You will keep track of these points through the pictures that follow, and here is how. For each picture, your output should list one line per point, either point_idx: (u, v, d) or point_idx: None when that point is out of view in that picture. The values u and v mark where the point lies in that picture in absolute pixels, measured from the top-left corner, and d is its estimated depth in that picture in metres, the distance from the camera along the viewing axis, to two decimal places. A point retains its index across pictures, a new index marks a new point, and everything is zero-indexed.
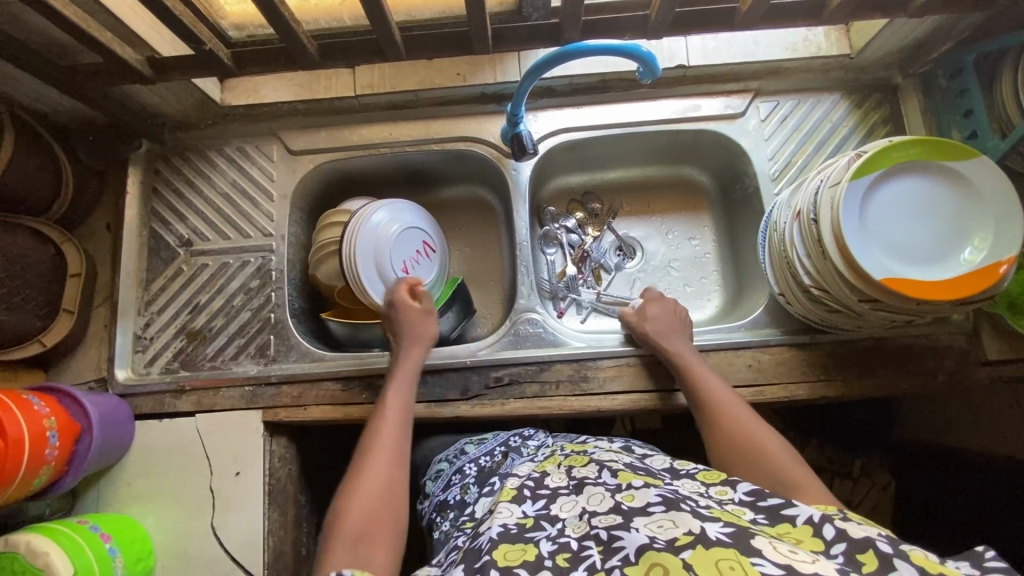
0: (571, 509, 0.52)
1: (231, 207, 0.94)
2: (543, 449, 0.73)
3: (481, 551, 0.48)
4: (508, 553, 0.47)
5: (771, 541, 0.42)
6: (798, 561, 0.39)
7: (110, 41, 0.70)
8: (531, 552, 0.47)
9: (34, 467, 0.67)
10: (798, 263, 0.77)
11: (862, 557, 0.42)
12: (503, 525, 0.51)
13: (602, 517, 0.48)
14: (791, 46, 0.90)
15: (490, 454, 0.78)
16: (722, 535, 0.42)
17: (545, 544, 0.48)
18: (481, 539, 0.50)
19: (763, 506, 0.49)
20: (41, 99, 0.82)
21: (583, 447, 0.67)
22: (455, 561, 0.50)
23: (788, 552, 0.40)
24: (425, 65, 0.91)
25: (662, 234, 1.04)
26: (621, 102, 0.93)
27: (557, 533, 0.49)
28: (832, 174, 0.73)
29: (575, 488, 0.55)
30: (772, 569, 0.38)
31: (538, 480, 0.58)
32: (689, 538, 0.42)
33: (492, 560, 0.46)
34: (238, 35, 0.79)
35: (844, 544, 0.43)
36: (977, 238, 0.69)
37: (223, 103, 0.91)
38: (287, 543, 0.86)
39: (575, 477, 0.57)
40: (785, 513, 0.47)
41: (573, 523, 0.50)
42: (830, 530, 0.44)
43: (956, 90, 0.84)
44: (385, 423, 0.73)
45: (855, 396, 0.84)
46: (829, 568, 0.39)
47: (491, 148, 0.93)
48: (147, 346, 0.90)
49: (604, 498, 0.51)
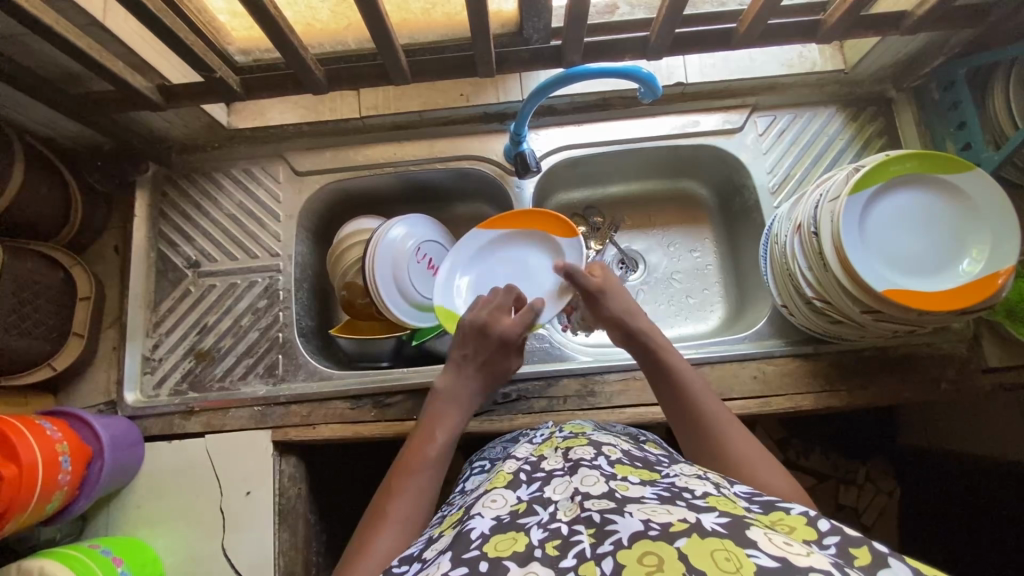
0: (564, 491, 0.51)
1: (239, 228, 0.95)
2: (540, 429, 0.74)
3: (471, 543, 0.46)
4: (499, 544, 0.46)
5: (767, 533, 0.42)
6: (794, 554, 0.38)
7: (123, 71, 0.72)
8: (522, 543, 0.45)
9: (47, 492, 0.68)
10: (799, 274, 0.78)
11: (856, 551, 0.41)
12: (495, 517, 0.50)
13: (594, 500, 0.48)
14: (786, 62, 0.92)
15: (492, 444, 0.79)
16: (717, 525, 0.42)
17: (536, 533, 0.46)
18: (471, 527, 0.49)
19: (758, 499, 0.50)
20: (50, 126, 0.83)
21: (580, 429, 0.69)
22: (440, 551, 0.48)
23: (782, 545, 0.40)
24: (428, 86, 0.93)
25: (664, 247, 1.06)
26: (621, 119, 0.95)
27: (550, 518, 0.48)
28: (831, 187, 0.74)
29: (570, 469, 0.55)
30: (767, 560, 0.38)
31: (535, 464, 0.59)
32: (684, 526, 0.42)
33: (482, 553, 0.45)
34: (244, 60, 0.81)
35: (838, 536, 0.43)
36: (975, 250, 0.71)
37: (230, 126, 0.92)
38: (298, 563, 0.85)
39: (570, 459, 0.57)
40: (779, 506, 0.48)
41: (565, 506, 0.49)
42: (826, 523, 0.44)
43: (948, 102, 0.86)
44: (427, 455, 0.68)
45: (860, 405, 0.85)
46: (822, 561, 0.38)
47: (495, 166, 0.95)
48: (155, 368, 0.90)
49: (597, 481, 0.51)
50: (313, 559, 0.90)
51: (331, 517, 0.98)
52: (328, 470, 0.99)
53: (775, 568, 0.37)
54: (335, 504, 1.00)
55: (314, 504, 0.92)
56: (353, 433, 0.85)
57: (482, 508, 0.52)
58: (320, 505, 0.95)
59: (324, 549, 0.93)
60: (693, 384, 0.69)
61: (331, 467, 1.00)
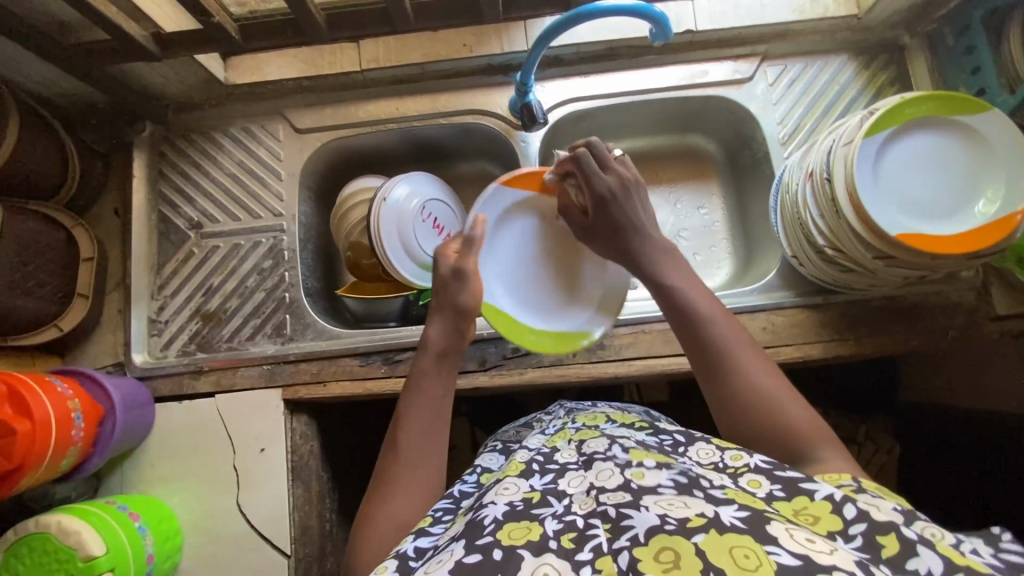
0: (578, 486, 0.51)
1: (240, 188, 0.93)
2: (554, 421, 0.72)
3: (484, 529, 0.46)
4: (512, 532, 0.46)
5: (788, 527, 0.41)
6: (816, 552, 0.39)
7: (116, 16, 0.69)
8: (536, 532, 0.45)
9: (61, 448, 0.68)
10: (812, 224, 0.77)
11: (884, 540, 0.43)
12: (508, 504, 0.49)
13: (610, 494, 0.47)
14: (798, 8, 0.89)
15: (511, 429, 0.79)
16: (736, 519, 0.42)
17: (550, 523, 0.46)
18: (483, 514, 0.48)
19: (779, 477, 0.50)
20: (42, 82, 0.81)
21: (594, 421, 0.66)
22: (453, 536, 0.48)
23: (804, 542, 0.40)
24: (431, 37, 0.90)
25: (671, 204, 1.05)
26: (630, 70, 0.93)
27: (564, 511, 0.48)
28: (845, 133, 0.73)
29: (584, 463, 0.54)
30: (789, 558, 0.38)
31: (548, 455, 0.58)
32: (701, 521, 0.42)
33: (494, 540, 0.45)
34: (240, 10, 0.78)
35: (864, 525, 0.44)
36: (990, 190, 0.70)
37: (226, 82, 0.90)
38: (313, 518, 0.86)
39: (584, 453, 0.56)
40: (802, 486, 0.48)
41: (580, 500, 0.49)
42: (852, 509, 0.45)
43: (963, 48, 0.84)
44: (422, 415, 0.65)
45: (868, 354, 0.85)
46: (846, 560, 0.38)
47: (500, 121, 0.92)
48: (162, 330, 0.90)
49: (612, 474, 0.50)
50: (327, 514, 0.90)
51: (343, 475, 0.98)
52: (340, 429, 1.00)
53: (796, 565, 0.37)
54: (347, 463, 1.01)
55: (326, 462, 0.93)
56: (363, 389, 0.85)
57: (495, 497, 0.51)
58: (333, 465, 0.95)
59: (337, 506, 0.94)
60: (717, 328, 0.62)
61: (343, 426, 1.01)
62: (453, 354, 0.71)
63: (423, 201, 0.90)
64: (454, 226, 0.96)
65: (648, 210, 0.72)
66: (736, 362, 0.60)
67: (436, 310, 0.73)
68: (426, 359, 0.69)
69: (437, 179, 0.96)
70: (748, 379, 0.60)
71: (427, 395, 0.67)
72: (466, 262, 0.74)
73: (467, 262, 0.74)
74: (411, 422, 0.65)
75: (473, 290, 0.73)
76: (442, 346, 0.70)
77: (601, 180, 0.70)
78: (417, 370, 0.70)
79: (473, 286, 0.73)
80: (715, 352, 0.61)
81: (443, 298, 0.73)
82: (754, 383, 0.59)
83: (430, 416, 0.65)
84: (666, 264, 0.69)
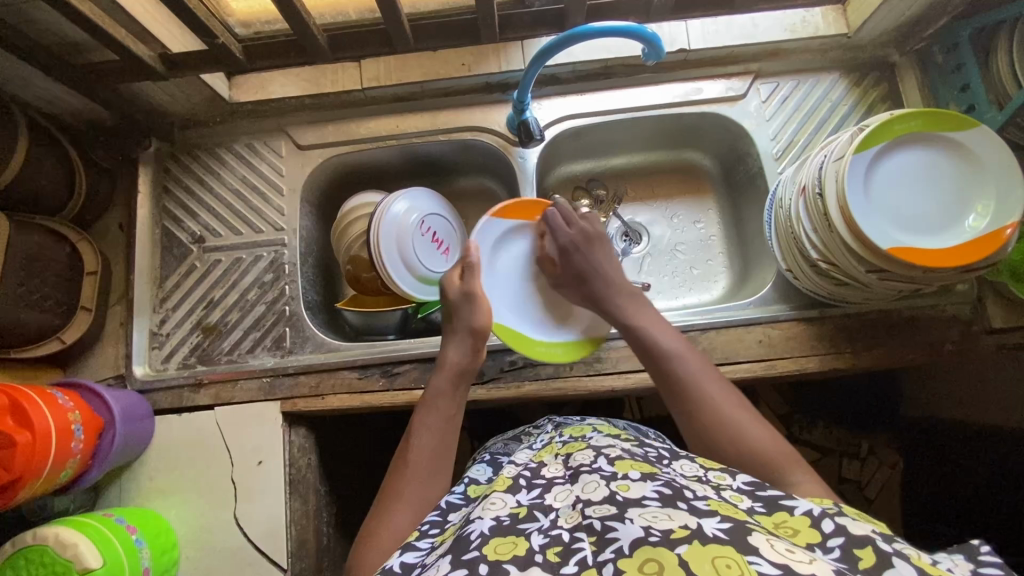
0: (565, 499, 0.51)
1: (243, 203, 0.95)
2: (542, 434, 0.72)
3: (470, 543, 0.47)
4: (499, 547, 0.46)
5: (768, 538, 0.42)
6: (795, 561, 0.39)
7: (124, 38, 0.72)
8: (522, 547, 0.46)
9: (59, 460, 0.68)
10: (805, 238, 0.78)
11: (861, 553, 0.43)
12: (495, 519, 0.50)
13: (595, 507, 0.47)
14: (789, 27, 0.91)
15: (498, 442, 0.80)
16: (718, 531, 0.42)
17: (537, 538, 0.47)
18: (470, 530, 0.49)
19: (761, 495, 0.51)
20: (52, 100, 0.83)
21: (581, 433, 0.67)
22: (440, 553, 0.48)
23: (784, 551, 0.40)
24: (430, 57, 0.93)
25: (667, 219, 1.06)
26: (625, 87, 0.95)
27: (550, 526, 0.48)
28: (835, 149, 0.74)
29: (570, 477, 0.54)
30: (769, 569, 0.38)
31: (534, 471, 0.58)
32: (685, 532, 0.42)
33: (481, 555, 0.45)
34: (244, 31, 0.81)
35: (843, 538, 0.44)
36: (980, 205, 0.71)
37: (230, 100, 0.92)
38: (310, 531, 0.86)
39: (570, 467, 0.56)
40: (783, 503, 0.49)
41: (566, 514, 0.49)
42: (829, 524, 0.46)
43: (952, 65, 0.85)
44: (433, 430, 0.68)
45: (864, 367, 0.86)
46: (825, 570, 0.39)
47: (498, 137, 0.94)
48: (163, 343, 0.91)
49: (598, 486, 0.50)
50: (324, 528, 0.90)
51: (341, 489, 0.98)
52: (339, 442, 1.00)
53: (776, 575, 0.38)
54: (346, 476, 1.01)
55: (324, 475, 0.93)
56: (361, 402, 0.86)
57: (482, 511, 0.51)
58: (331, 478, 0.95)
59: (334, 520, 0.94)
60: (677, 352, 0.68)
61: (342, 439, 1.01)
62: (468, 376, 0.74)
63: (422, 214, 0.91)
64: (453, 240, 0.97)
65: (607, 257, 0.80)
66: (704, 392, 0.64)
67: (453, 333, 0.76)
68: (442, 375, 0.72)
69: (437, 194, 0.97)
70: (720, 408, 0.62)
71: (440, 412, 0.70)
72: (473, 284, 0.78)
73: (475, 285, 0.78)
74: (425, 437, 0.67)
75: (484, 310, 0.77)
76: (454, 364, 0.73)
77: (562, 233, 0.82)
78: (430, 386, 0.72)
79: (484, 306, 0.77)
80: (682, 388, 0.65)
81: (458, 320, 0.76)
82: (722, 412, 0.62)
83: (441, 433, 0.68)
84: (634, 309, 0.75)
